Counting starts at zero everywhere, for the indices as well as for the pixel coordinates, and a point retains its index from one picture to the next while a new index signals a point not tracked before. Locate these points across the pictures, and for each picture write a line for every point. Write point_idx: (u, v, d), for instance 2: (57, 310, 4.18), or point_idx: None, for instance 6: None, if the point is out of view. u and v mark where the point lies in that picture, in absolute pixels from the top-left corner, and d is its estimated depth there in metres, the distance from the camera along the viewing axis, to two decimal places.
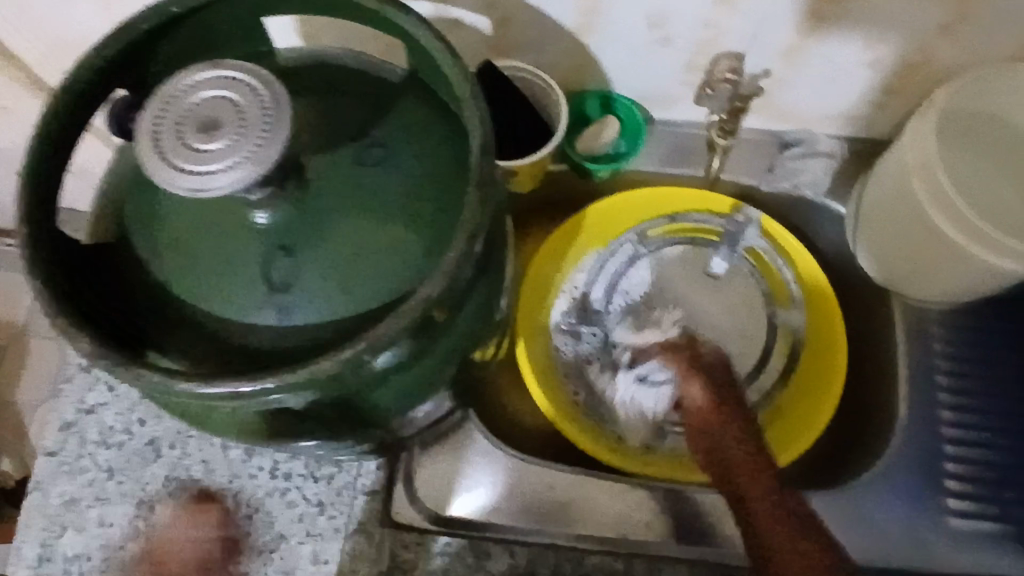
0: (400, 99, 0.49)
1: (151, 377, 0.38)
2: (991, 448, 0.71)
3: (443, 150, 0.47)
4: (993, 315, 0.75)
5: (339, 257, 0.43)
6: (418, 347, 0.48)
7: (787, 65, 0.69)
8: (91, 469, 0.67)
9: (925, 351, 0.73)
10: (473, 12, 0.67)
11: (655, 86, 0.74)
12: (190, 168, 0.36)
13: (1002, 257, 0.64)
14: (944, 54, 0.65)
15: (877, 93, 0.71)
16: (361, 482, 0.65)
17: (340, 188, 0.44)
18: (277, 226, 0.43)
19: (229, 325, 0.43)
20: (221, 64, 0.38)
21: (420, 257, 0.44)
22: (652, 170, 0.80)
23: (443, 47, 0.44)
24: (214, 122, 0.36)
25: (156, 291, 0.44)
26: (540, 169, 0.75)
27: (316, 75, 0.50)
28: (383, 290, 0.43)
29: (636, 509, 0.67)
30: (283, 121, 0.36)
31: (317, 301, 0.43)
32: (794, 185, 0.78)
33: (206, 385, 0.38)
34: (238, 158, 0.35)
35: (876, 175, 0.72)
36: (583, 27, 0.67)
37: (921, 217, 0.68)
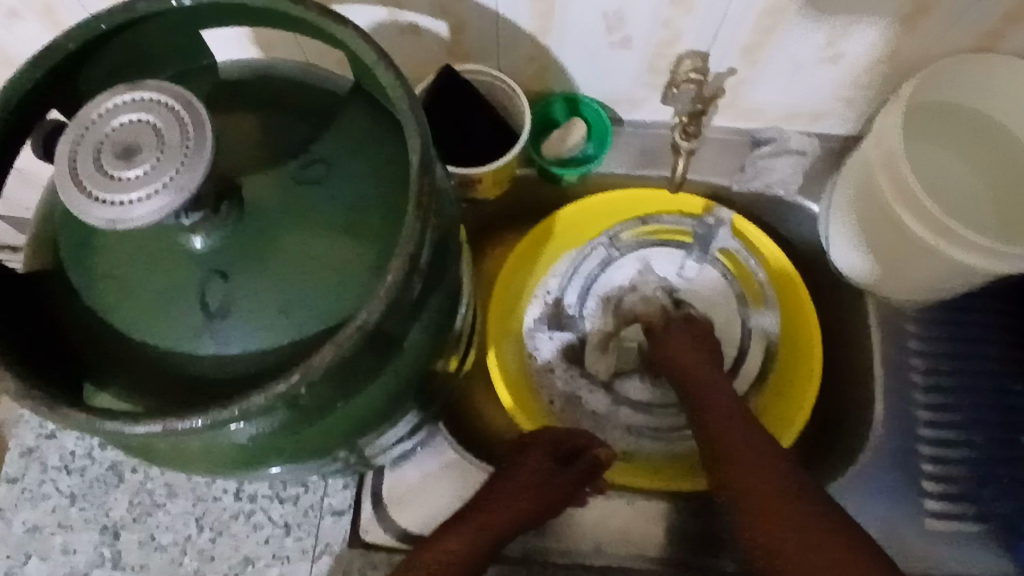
0: (344, 113, 0.47)
1: (79, 418, 0.36)
2: (966, 446, 0.70)
3: (387, 164, 0.46)
4: (969, 311, 0.74)
5: (279, 279, 0.42)
6: (370, 365, 0.45)
7: (752, 63, 0.67)
8: (52, 496, 0.65)
9: (900, 349, 0.72)
10: (428, 18, 0.65)
11: (620, 88, 0.72)
12: (107, 197, 0.34)
13: (970, 255, 0.62)
14: (911, 48, 0.64)
15: (845, 89, 0.70)
16: (328, 502, 0.63)
17: (281, 208, 0.43)
18: (214, 250, 0.42)
19: (168, 354, 0.41)
20: (141, 85, 0.36)
21: (365, 276, 0.43)
22: (620, 174, 0.78)
23: (380, 59, 0.42)
24: (133, 148, 0.35)
25: (93, 321, 0.42)
26: (505, 176, 0.73)
27: (258, 89, 0.48)
28: (325, 313, 0.42)
29: (612, 514, 0.68)
30: (204, 145, 0.35)
31: (256, 326, 0.41)
32: (765, 184, 0.77)
33: (136, 424, 0.35)
34: (158, 186, 0.34)
35: (846, 172, 0.71)
36: (541, 30, 0.65)
37: (889, 214, 0.66)
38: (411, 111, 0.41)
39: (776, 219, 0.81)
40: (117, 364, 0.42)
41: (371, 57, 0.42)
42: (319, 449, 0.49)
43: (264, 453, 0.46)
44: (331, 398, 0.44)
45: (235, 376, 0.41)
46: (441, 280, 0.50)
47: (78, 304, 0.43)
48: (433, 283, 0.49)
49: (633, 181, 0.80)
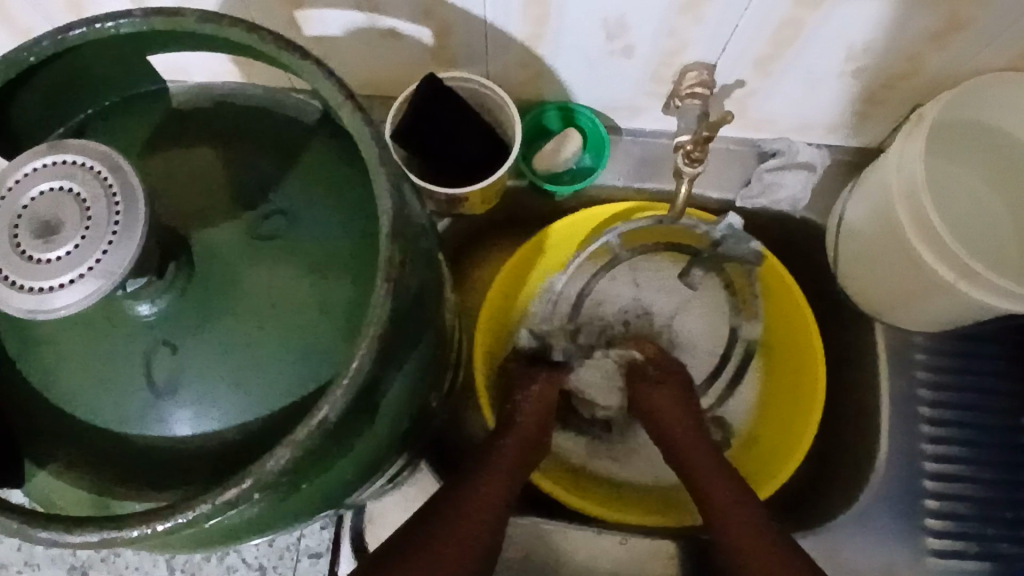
0: (309, 151, 0.43)
1: (7, 524, 0.32)
2: (972, 482, 0.68)
3: (358, 214, 0.41)
4: (979, 338, 0.71)
5: (233, 351, 0.38)
6: (345, 437, 0.40)
7: (761, 75, 0.62)
8: (16, 533, 0.63)
9: (907, 378, 0.69)
10: (409, 23, 0.59)
11: (619, 97, 0.67)
12: (25, 283, 0.30)
13: (993, 296, 0.59)
14: (935, 63, 0.59)
15: (861, 102, 0.65)
16: (304, 543, 0.62)
17: (236, 268, 0.39)
18: (163, 318, 0.38)
19: (112, 433, 0.38)
20: (63, 146, 0.32)
21: (334, 346, 0.39)
22: (617, 186, 0.73)
23: (348, 101, 0.37)
24: (53, 223, 0.31)
25: (31, 396, 0.38)
26: (493, 192, 0.69)
27: (213, 121, 0.43)
28: (290, 387, 0.38)
29: (603, 555, 0.65)
30: (138, 219, 0.31)
31: (208, 405, 0.38)
32: (772, 201, 0.72)
33: (69, 534, 0.32)
34: (82, 270, 0.30)
35: (859, 191, 0.67)
36: (533, 36, 0.60)
37: (902, 241, 0.62)
38: (383, 162, 0.37)
39: (781, 234, 0.77)
40: (61, 442, 0.38)
41: (337, 98, 0.37)
42: (290, 521, 0.44)
43: (230, 534, 0.41)
44: (303, 476, 0.39)
45: (190, 455, 0.38)
46: (426, 333, 0.44)
47: (14, 373, 0.39)
48: (416, 340, 0.43)
49: (630, 194, 0.74)
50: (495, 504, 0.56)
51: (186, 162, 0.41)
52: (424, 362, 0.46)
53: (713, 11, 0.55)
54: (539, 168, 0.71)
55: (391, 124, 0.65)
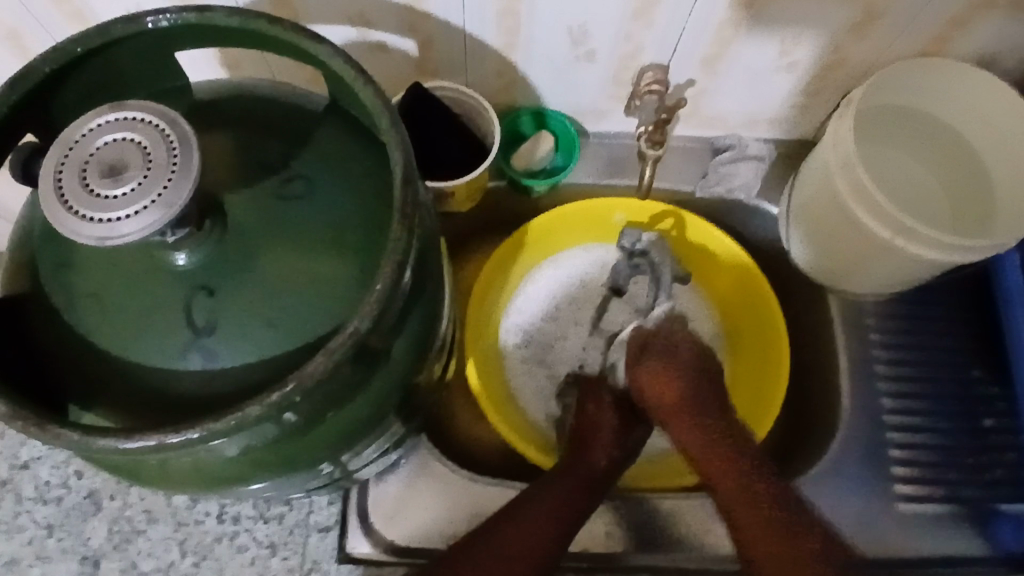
0: (321, 127, 0.48)
1: (70, 437, 0.36)
2: (930, 432, 0.74)
3: (368, 179, 0.47)
4: (924, 302, 0.79)
5: (262, 293, 0.42)
6: (363, 373, 0.44)
7: (709, 74, 0.71)
8: (29, 527, 0.66)
9: (862, 342, 0.76)
10: (397, 36, 0.66)
11: (585, 101, 0.75)
12: (95, 215, 0.35)
13: (927, 249, 0.66)
14: (858, 53, 0.68)
15: (796, 95, 0.73)
16: (313, 520, 0.65)
17: (261, 222, 0.44)
18: (199, 266, 0.42)
19: (152, 373, 0.42)
20: (125, 105, 0.37)
21: (353, 287, 0.44)
22: (587, 184, 0.80)
23: (360, 76, 0.44)
24: (119, 166, 0.36)
25: (74, 344, 0.42)
26: (477, 188, 0.75)
27: (233, 106, 0.48)
28: (309, 325, 0.43)
29: (597, 519, 0.68)
30: (191, 161, 0.36)
31: (241, 342, 0.42)
32: (728, 189, 0.80)
33: (128, 441, 0.36)
34: (146, 203, 0.35)
35: (804, 173, 0.75)
36: (508, 45, 0.67)
37: (845, 212, 0.70)
38: (392, 123, 0.43)
39: (739, 223, 0.84)
40: (102, 385, 0.42)
41: (351, 74, 0.44)
42: (312, 461, 0.47)
43: (258, 469, 0.44)
44: (325, 408, 0.43)
45: (222, 388, 0.42)
46: (430, 288, 0.49)
47: (57, 325, 0.43)
48: (423, 290, 0.48)
49: (601, 190, 0.81)
50: (554, 522, 0.62)
51: (210, 139, 0.46)
52: (427, 318, 0.50)
53: (663, 16, 0.63)
54: (516, 165, 0.77)
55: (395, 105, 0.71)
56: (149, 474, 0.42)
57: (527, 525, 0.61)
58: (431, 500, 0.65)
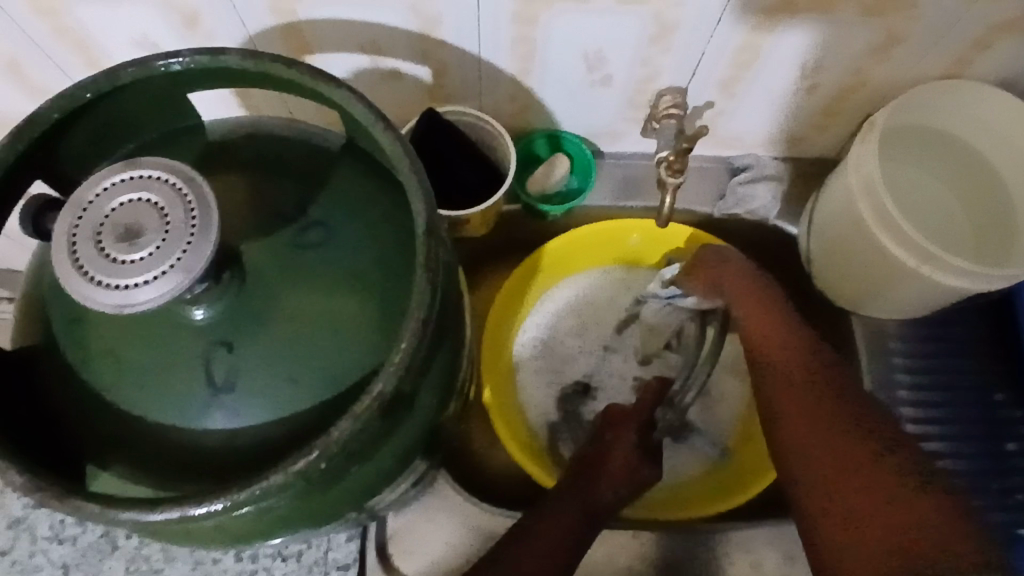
0: (338, 169, 0.47)
1: (91, 509, 0.35)
2: (955, 457, 0.72)
3: (388, 223, 0.45)
4: (947, 323, 0.77)
5: (283, 347, 0.41)
6: (387, 427, 0.43)
7: (728, 96, 0.69)
8: (45, 567, 0.66)
9: (886, 365, 0.75)
10: (410, 63, 0.65)
11: (601, 123, 0.74)
12: (112, 281, 0.34)
13: (951, 277, 0.65)
14: (882, 74, 0.66)
15: (817, 116, 0.72)
16: (332, 557, 0.65)
17: (280, 272, 0.43)
18: (217, 321, 0.41)
19: (173, 431, 0.41)
20: (139, 163, 0.36)
21: (377, 339, 0.43)
22: (605, 205, 0.79)
23: (378, 120, 0.42)
24: (135, 229, 0.35)
25: (92, 403, 0.41)
26: (493, 214, 0.74)
27: (246, 148, 0.47)
28: (334, 377, 0.42)
29: (620, 551, 0.67)
30: (209, 221, 0.35)
31: (263, 399, 0.41)
32: (748, 211, 0.78)
33: (152, 513, 0.35)
34: (164, 268, 0.34)
35: (825, 193, 0.73)
36: (523, 70, 0.66)
37: (869, 235, 0.69)
38: (413, 170, 0.41)
39: (758, 242, 0.83)
40: (121, 446, 0.41)
41: (369, 119, 0.42)
42: (333, 513, 0.46)
43: (281, 525, 0.43)
44: (350, 463, 0.42)
45: (246, 447, 0.41)
46: (452, 332, 0.48)
47: (73, 382, 0.42)
48: (445, 335, 0.47)
49: (617, 211, 0.80)
50: (559, 542, 0.60)
51: (225, 183, 0.45)
52: (450, 362, 0.49)
53: (682, 40, 0.61)
54: (532, 190, 0.76)
55: (406, 135, 0.70)
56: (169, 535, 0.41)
57: (532, 541, 0.60)
58: (449, 536, 0.64)
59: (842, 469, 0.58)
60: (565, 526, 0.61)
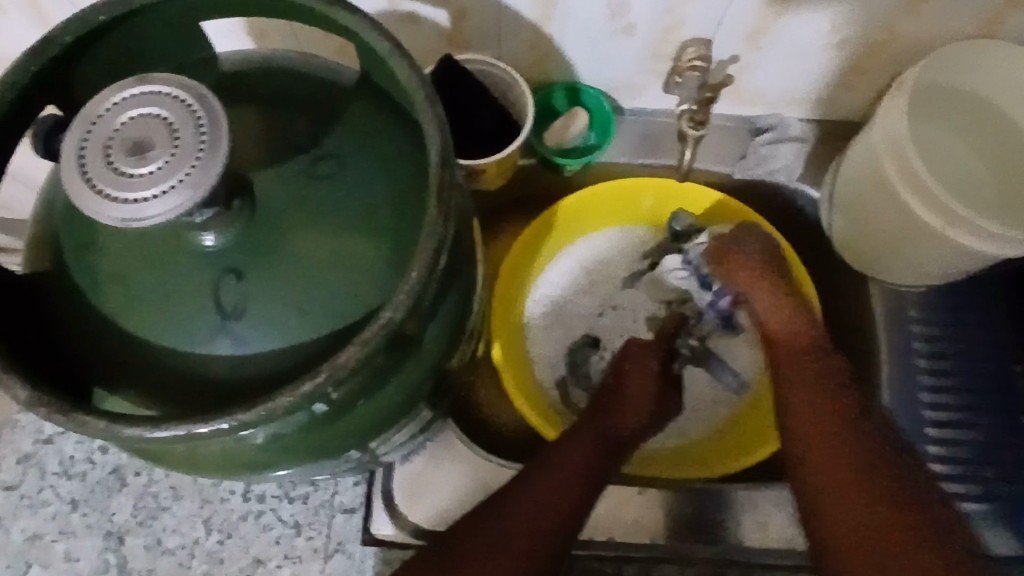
0: (352, 102, 0.46)
1: (97, 426, 0.35)
2: (969, 427, 0.71)
3: (402, 158, 0.45)
4: (968, 293, 0.76)
5: (291, 276, 0.41)
6: (395, 362, 0.43)
7: (754, 51, 0.67)
8: (53, 502, 0.67)
9: (902, 333, 0.74)
10: (428, 6, 0.63)
11: (622, 76, 0.72)
12: (119, 195, 0.33)
13: (977, 239, 0.63)
14: (916, 30, 0.64)
15: (845, 74, 0.70)
16: (339, 500, 0.65)
17: (291, 201, 0.42)
18: (226, 248, 0.41)
19: (180, 357, 0.41)
20: (149, 79, 0.35)
21: (387, 272, 0.42)
22: (622, 162, 0.78)
23: (394, 50, 0.41)
24: (145, 143, 0.34)
25: (98, 326, 0.41)
26: (508, 166, 0.73)
27: (258, 79, 0.46)
28: (342, 309, 0.41)
29: (625, 506, 0.67)
30: (218, 139, 0.34)
31: (272, 328, 0.41)
32: (768, 171, 0.76)
33: (156, 430, 0.35)
34: (172, 183, 0.33)
35: (849, 155, 0.71)
36: (544, 17, 0.64)
37: (894, 198, 0.67)
38: (427, 101, 0.40)
39: (777, 205, 0.81)
40: (128, 371, 0.41)
41: (385, 48, 0.41)
42: (339, 447, 0.46)
43: (286, 456, 0.43)
44: (357, 395, 0.41)
45: (253, 375, 0.41)
46: (463, 272, 0.48)
47: (82, 307, 0.42)
48: (456, 275, 0.46)
49: (636, 168, 0.79)
50: (562, 491, 0.60)
51: (237, 113, 0.44)
52: (460, 302, 0.48)
53: None
54: (548, 142, 0.75)
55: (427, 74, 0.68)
56: (174, 459, 0.41)
57: (537, 492, 0.60)
58: (453, 484, 0.64)
59: (835, 453, 0.58)
60: (564, 474, 0.61)
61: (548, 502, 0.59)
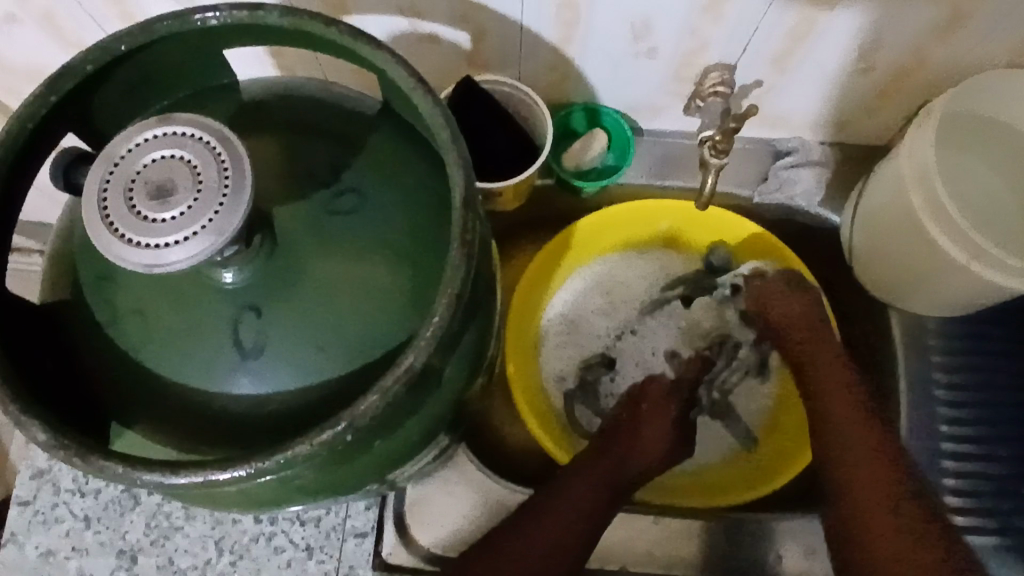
0: (374, 134, 0.45)
1: (115, 469, 0.35)
2: (990, 460, 0.70)
3: (424, 192, 0.44)
4: (991, 322, 0.74)
5: (310, 313, 0.41)
6: (413, 399, 0.42)
7: (778, 74, 0.66)
8: (66, 520, 0.67)
9: (923, 363, 0.73)
10: (448, 27, 0.63)
11: (642, 97, 0.71)
12: (141, 240, 0.33)
13: (1003, 275, 0.63)
14: (945, 57, 0.63)
15: (870, 99, 0.69)
16: (351, 524, 0.64)
17: (312, 236, 0.42)
18: (246, 285, 0.40)
19: (198, 393, 0.40)
20: (173, 120, 0.35)
21: (407, 309, 0.42)
22: (641, 183, 0.77)
23: (418, 85, 0.41)
24: (167, 187, 0.34)
25: (117, 360, 0.41)
26: (525, 188, 0.72)
27: (279, 109, 0.46)
28: (361, 347, 0.41)
29: (638, 535, 0.66)
30: (242, 183, 0.34)
31: (290, 365, 0.40)
32: (788, 195, 0.75)
33: (174, 475, 0.35)
34: (195, 229, 0.33)
35: (873, 183, 0.70)
36: (566, 39, 0.64)
37: (918, 227, 0.66)
38: (451, 137, 0.40)
39: (797, 228, 0.80)
40: (146, 407, 0.41)
41: (409, 82, 0.41)
42: (355, 483, 0.46)
43: (302, 493, 0.43)
44: (376, 434, 0.41)
45: (271, 413, 0.40)
46: (483, 306, 0.47)
47: (102, 341, 0.41)
48: (476, 310, 0.46)
49: (655, 190, 0.78)
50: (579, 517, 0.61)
51: (259, 144, 0.44)
52: (479, 336, 0.48)
53: (734, 13, 0.59)
54: (566, 164, 0.74)
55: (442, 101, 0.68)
56: (191, 497, 0.41)
57: (557, 516, 0.60)
58: (466, 510, 0.64)
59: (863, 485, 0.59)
60: (586, 499, 0.61)
61: (565, 527, 0.60)
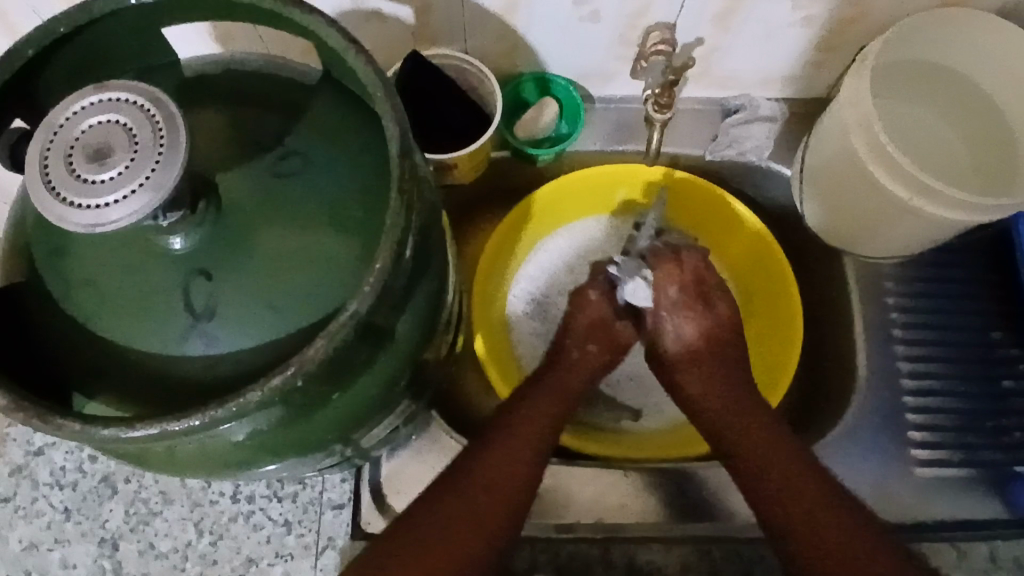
0: (316, 100, 0.46)
1: (72, 428, 0.36)
2: (948, 395, 0.72)
3: (367, 153, 0.45)
4: (942, 264, 0.77)
5: (259, 274, 0.42)
6: (367, 354, 0.43)
7: (719, 32, 0.68)
8: (47, 513, 0.68)
9: (880, 306, 0.75)
10: (392, 3, 0.64)
11: (591, 64, 0.72)
12: (82, 201, 0.34)
13: (947, 209, 0.64)
14: (877, 5, 0.64)
15: (811, 52, 0.71)
16: (327, 497, 0.66)
17: (257, 201, 0.42)
18: (195, 250, 0.41)
19: (154, 358, 0.41)
20: (108, 86, 0.36)
21: (354, 265, 0.42)
22: (596, 151, 0.79)
23: (352, 46, 0.42)
24: (105, 149, 0.35)
25: (73, 331, 0.42)
26: (481, 159, 0.73)
27: (222, 83, 0.47)
28: (312, 305, 0.42)
29: (610, 489, 0.68)
30: (177, 140, 0.35)
31: (243, 326, 0.41)
32: (739, 152, 0.78)
33: (131, 429, 0.36)
34: (134, 187, 0.34)
35: (818, 133, 0.72)
36: (509, 8, 0.65)
37: (863, 172, 0.68)
38: (386, 94, 0.41)
39: (752, 185, 0.82)
40: (104, 375, 0.42)
41: (343, 45, 0.42)
42: (318, 442, 0.47)
43: (265, 451, 0.44)
44: (331, 388, 0.42)
45: (227, 373, 0.41)
46: (434, 265, 0.48)
47: (56, 314, 0.42)
48: (426, 267, 0.47)
49: (610, 156, 0.80)
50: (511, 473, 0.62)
51: (202, 116, 0.45)
52: (432, 295, 0.49)
53: None
54: (519, 133, 0.76)
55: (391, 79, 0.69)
56: (155, 459, 0.42)
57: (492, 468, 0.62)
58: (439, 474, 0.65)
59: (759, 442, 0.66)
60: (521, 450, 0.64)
61: (498, 478, 0.61)
